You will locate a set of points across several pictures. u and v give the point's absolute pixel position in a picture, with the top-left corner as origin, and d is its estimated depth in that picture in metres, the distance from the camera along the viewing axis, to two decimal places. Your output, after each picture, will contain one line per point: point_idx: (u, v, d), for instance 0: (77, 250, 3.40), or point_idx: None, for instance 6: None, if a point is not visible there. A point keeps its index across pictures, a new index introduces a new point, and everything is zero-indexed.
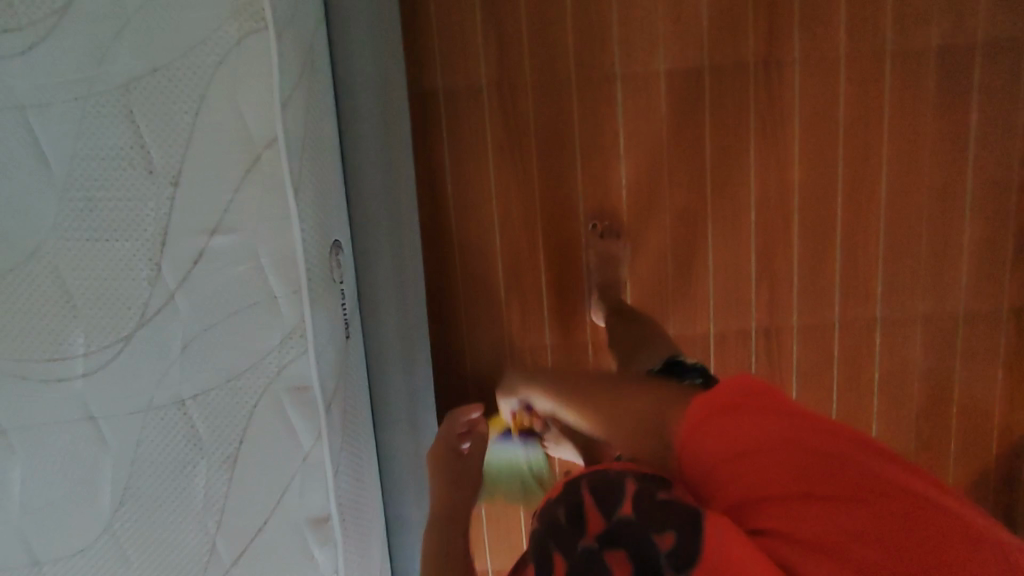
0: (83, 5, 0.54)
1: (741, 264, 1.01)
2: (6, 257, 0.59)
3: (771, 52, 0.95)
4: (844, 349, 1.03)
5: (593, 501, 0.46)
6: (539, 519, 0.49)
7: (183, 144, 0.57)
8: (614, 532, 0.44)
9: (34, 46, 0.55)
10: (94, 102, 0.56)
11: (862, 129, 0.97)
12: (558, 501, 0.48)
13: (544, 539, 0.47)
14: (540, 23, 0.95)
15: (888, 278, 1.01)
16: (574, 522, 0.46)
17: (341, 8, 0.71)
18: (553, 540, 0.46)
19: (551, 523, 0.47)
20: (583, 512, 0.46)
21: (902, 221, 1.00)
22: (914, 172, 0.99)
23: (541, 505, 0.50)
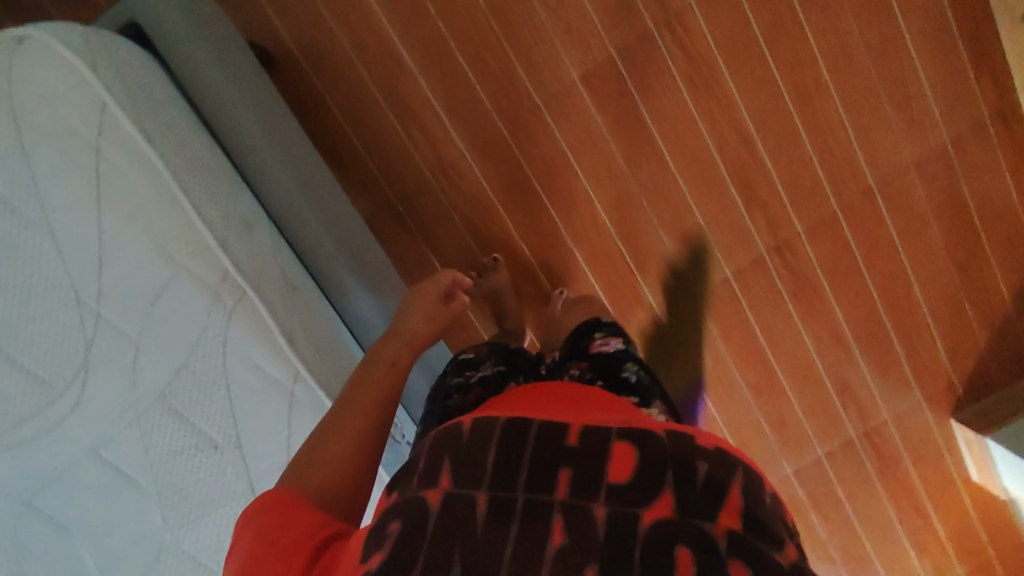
0: (96, 351, 0.60)
1: (726, 204, 1.07)
2: (137, 567, 0.65)
3: (666, 9, 0.99)
4: (856, 229, 1.10)
5: (743, 500, 0.41)
6: (670, 437, 0.43)
7: (229, 412, 0.64)
8: (747, 544, 0.39)
9: (80, 397, 0.61)
10: (145, 418, 0.62)
11: (782, 36, 1.02)
12: (703, 457, 0.43)
13: (665, 458, 0.42)
14: (448, 95, 1.01)
15: (865, 148, 1.07)
16: (708, 487, 0.41)
17: (286, 209, 0.75)
18: (673, 469, 0.41)
19: (685, 463, 0.42)
20: (727, 494, 0.41)
21: (857, 92, 1.05)
22: (849, 44, 1.03)
23: (673, 430, 0.45)
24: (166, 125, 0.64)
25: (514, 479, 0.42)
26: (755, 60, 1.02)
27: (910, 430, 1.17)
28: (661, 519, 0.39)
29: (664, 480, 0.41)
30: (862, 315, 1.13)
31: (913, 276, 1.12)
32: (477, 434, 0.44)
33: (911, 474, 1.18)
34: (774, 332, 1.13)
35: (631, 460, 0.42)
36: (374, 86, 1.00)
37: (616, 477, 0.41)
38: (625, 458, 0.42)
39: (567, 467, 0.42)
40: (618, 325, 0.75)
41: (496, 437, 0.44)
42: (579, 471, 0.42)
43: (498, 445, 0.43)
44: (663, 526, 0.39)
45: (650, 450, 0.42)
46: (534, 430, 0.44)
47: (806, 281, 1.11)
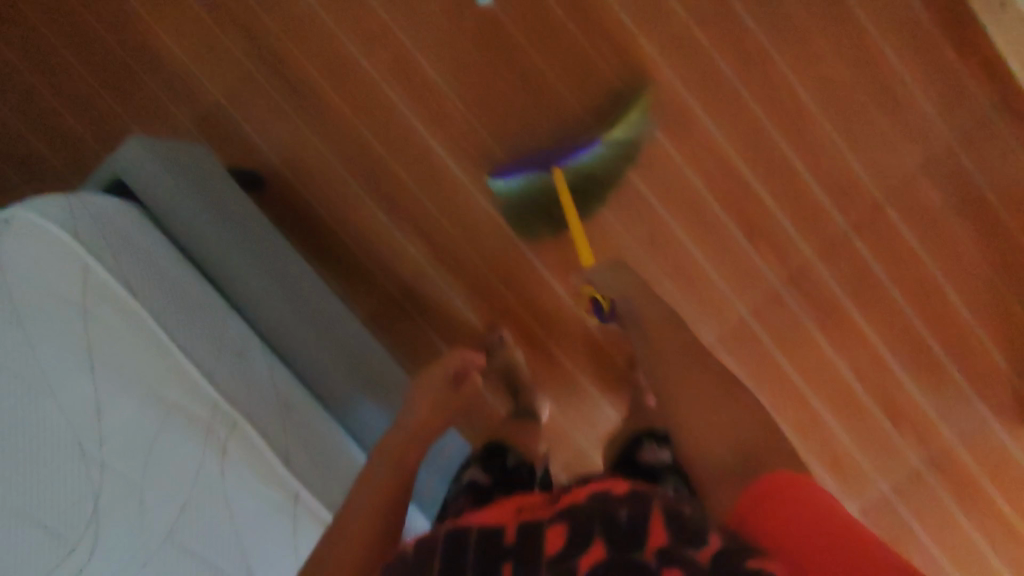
0: (103, 498, 0.61)
1: (728, 243, 1.05)
2: None
3: (631, 66, 1.01)
4: (872, 246, 1.05)
5: (664, 522, 0.42)
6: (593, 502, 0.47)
7: (235, 542, 0.64)
8: (672, 553, 0.40)
9: (91, 547, 0.61)
10: (156, 560, 0.62)
11: (754, 67, 1.01)
12: (622, 503, 0.45)
13: (591, 517, 0.45)
14: (431, 185, 1.03)
15: (865, 162, 1.03)
16: (631, 526, 0.43)
17: (277, 329, 0.78)
18: (597, 523, 0.44)
19: (606, 514, 0.45)
20: (649, 524, 0.42)
21: (844, 107, 1.02)
22: (823, 63, 1.01)
23: (598, 494, 0.48)
24: (147, 268, 0.67)
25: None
26: (731, 96, 1.01)
27: (982, 449, 1.07)
28: (596, 564, 0.41)
29: (592, 533, 0.43)
30: (900, 333, 1.06)
31: (948, 284, 1.05)
32: (420, 552, 0.47)
33: (993, 496, 1.07)
34: (806, 364, 1.07)
35: (561, 533, 0.45)
36: (360, 187, 1.04)
37: (551, 551, 0.43)
38: (557, 532, 0.45)
39: (508, 561, 0.44)
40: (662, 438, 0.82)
41: (436, 547, 0.47)
42: (519, 558, 0.44)
43: (438, 556, 0.45)
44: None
45: (575, 521, 0.45)
46: (472, 535, 0.48)
47: (830, 306, 1.06)
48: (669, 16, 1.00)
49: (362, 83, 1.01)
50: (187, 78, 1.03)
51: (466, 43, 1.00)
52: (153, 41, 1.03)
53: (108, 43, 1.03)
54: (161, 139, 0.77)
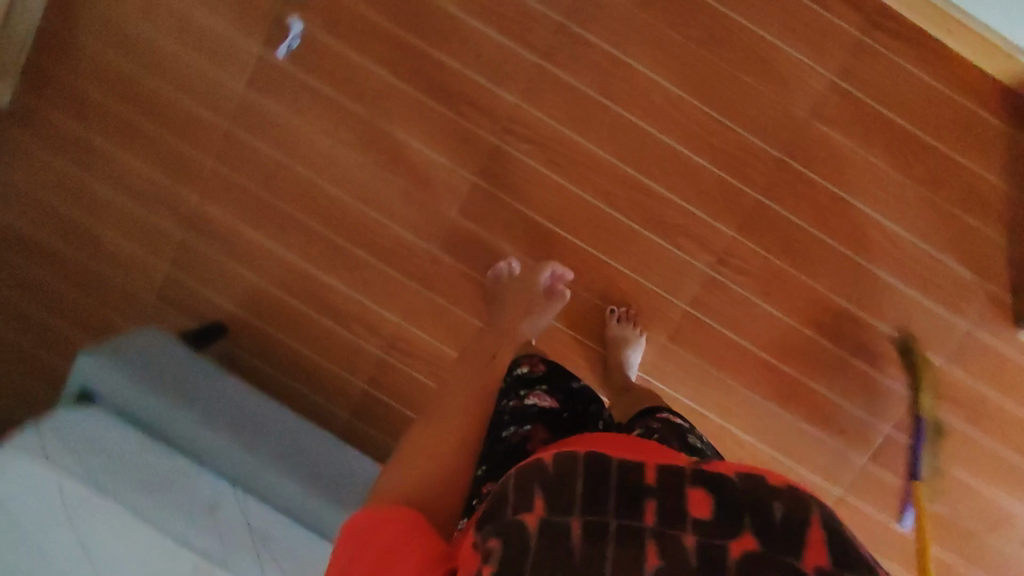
0: None
1: (647, 247, 1.08)
2: None
3: (501, 120, 1.07)
4: (787, 203, 1.05)
5: (826, 537, 0.42)
6: (743, 479, 0.47)
7: None
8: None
9: None
10: None
11: (614, 78, 1.04)
12: (779, 496, 0.45)
13: (744, 501, 0.45)
14: (364, 284, 1.12)
15: (752, 127, 1.04)
16: (788, 523, 0.43)
17: (241, 470, 0.86)
18: (749, 509, 0.44)
19: (761, 499, 0.45)
20: (808, 531, 0.43)
21: (713, 83, 1.03)
22: (678, 50, 1.03)
23: (750, 474, 0.48)
24: (111, 463, 0.78)
25: (602, 507, 0.45)
26: (602, 114, 1.05)
27: (973, 362, 1.05)
28: (745, 551, 0.42)
29: (740, 519, 0.44)
30: (849, 277, 1.05)
31: (883, 217, 1.03)
32: (564, 468, 0.48)
33: (1002, 404, 1.05)
34: (768, 336, 1.07)
35: (709, 499, 0.45)
36: (307, 307, 1.14)
37: (699, 513, 0.45)
38: (701, 496, 0.45)
39: (649, 499, 0.45)
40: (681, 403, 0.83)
41: (580, 467, 0.48)
42: (665, 509, 0.45)
43: (581, 476, 0.47)
44: (749, 558, 0.42)
45: (723, 489, 0.46)
46: (611, 467, 0.48)
47: (769, 275, 1.06)
48: (522, 65, 1.06)
49: (280, 218, 1.12)
50: (137, 260, 1.17)
51: (355, 155, 1.10)
52: (102, 240, 1.17)
53: (66, 254, 1.18)
54: (108, 347, 0.90)
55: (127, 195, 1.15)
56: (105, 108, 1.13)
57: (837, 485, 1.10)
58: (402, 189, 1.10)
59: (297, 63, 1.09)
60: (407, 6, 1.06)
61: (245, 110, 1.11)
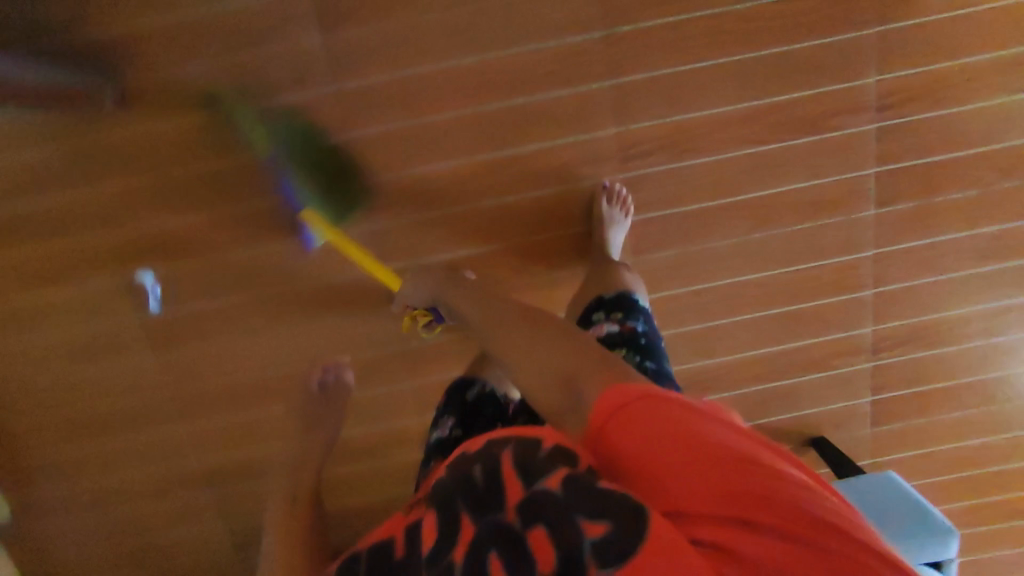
0: None
1: (557, 202, 1.04)
2: None
3: (358, 209, 1.04)
4: (640, 66, 0.97)
5: (518, 473, 0.48)
6: (450, 476, 0.52)
7: None
8: (530, 506, 0.45)
9: None
10: None
11: (414, 98, 0.98)
12: (478, 462, 0.51)
13: (451, 493, 0.50)
14: (374, 413, 1.15)
15: (559, 31, 0.95)
16: (486, 484, 0.49)
17: None
18: (458, 501, 0.49)
19: (464, 484, 0.50)
20: (502, 478, 0.48)
21: (496, 26, 0.95)
22: (445, 27, 0.95)
23: (459, 463, 0.54)
24: None
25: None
26: (430, 132, 1.00)
27: (907, 55, 0.97)
28: (466, 540, 0.46)
29: (457, 512, 0.49)
30: (740, 80, 0.98)
31: (728, 7, 0.95)
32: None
33: (962, 67, 0.96)
34: (714, 184, 1.03)
35: (435, 519, 0.50)
36: (352, 463, 1.18)
37: (431, 544, 0.49)
38: (430, 524, 0.50)
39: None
40: (620, 297, 0.91)
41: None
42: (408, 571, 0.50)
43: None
44: (466, 549, 0.46)
45: (438, 505, 0.51)
46: (360, 565, 0.53)
47: (674, 137, 1.00)
48: (333, 152, 1.01)
49: (272, 422, 1.15)
50: (201, 538, 1.21)
51: (280, 328, 1.10)
52: (166, 543, 1.22)
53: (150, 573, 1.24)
54: None
55: (149, 499, 1.19)
56: (77, 456, 1.16)
57: (866, 247, 1.07)
58: (336, 323, 1.10)
59: (174, 304, 1.09)
60: (209, 188, 1.03)
61: (171, 368, 1.12)
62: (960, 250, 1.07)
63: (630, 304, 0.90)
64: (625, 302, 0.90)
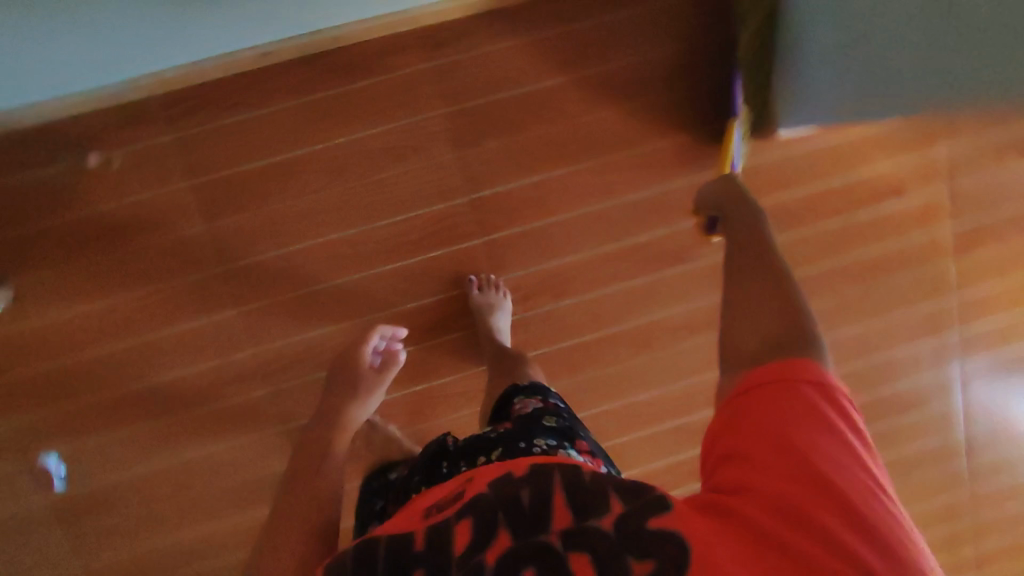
0: None
1: (448, 350, 1.07)
2: None
3: (256, 372, 1.08)
4: (507, 223, 1.04)
5: (571, 496, 0.44)
6: (492, 488, 0.48)
7: None
8: (582, 531, 0.42)
9: None
10: None
11: (298, 267, 1.04)
12: (525, 482, 0.47)
13: (493, 506, 0.46)
14: None
15: (427, 200, 1.03)
16: (534, 505, 0.45)
17: None
18: (501, 513, 0.45)
19: (510, 498, 0.46)
20: (553, 501, 0.44)
21: (369, 199, 1.03)
22: (320, 204, 1.02)
23: (499, 480, 0.49)
24: None
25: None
26: (322, 298, 1.05)
27: (749, 191, 1.05)
28: (504, 557, 0.43)
29: (495, 525, 0.44)
30: (601, 226, 1.05)
31: (579, 164, 1.04)
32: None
33: (799, 196, 1.06)
34: (592, 319, 1.08)
35: (467, 526, 0.45)
36: None
37: (461, 547, 0.45)
38: (460, 528, 0.45)
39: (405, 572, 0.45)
40: (537, 384, 0.84)
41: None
42: (427, 568, 0.45)
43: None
44: (504, 568, 0.42)
45: (475, 511, 0.46)
46: (367, 554, 0.47)
47: (548, 280, 1.06)
48: (228, 324, 1.06)
49: None
50: None
51: (189, 494, 1.11)
52: None
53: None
54: None
55: None
56: None
57: None
58: (244, 482, 1.12)
59: (79, 481, 1.09)
60: (106, 367, 1.06)
61: (79, 546, 1.11)
62: (838, 353, 1.11)
63: (551, 390, 0.82)
64: (545, 391, 0.82)
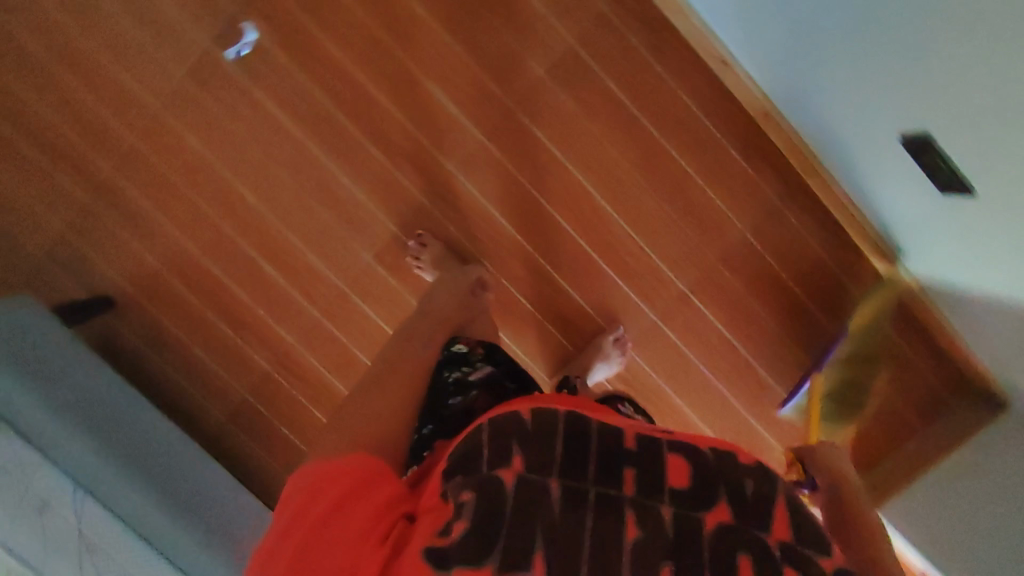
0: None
1: (544, 337, 1.11)
2: None
3: (433, 182, 1.09)
4: (679, 330, 1.10)
5: (788, 514, 0.52)
6: (716, 455, 0.55)
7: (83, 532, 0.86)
8: (794, 552, 0.50)
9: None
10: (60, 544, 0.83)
11: (545, 175, 1.07)
12: (749, 475, 0.54)
13: (715, 473, 0.53)
14: (264, 296, 1.15)
15: (662, 254, 1.08)
16: (756, 497, 0.52)
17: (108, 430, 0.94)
18: (725, 484, 0.52)
19: (735, 479, 0.53)
20: (771, 510, 0.52)
21: (636, 207, 1.07)
22: (609, 166, 1.06)
23: (721, 451, 0.55)
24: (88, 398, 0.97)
25: (584, 473, 0.52)
26: (532, 211, 1.08)
27: None
28: (721, 522, 0.51)
29: (718, 494, 0.52)
30: (714, 411, 1.12)
31: (758, 365, 1.10)
32: (544, 428, 0.54)
33: None
34: None
35: (688, 472, 0.53)
36: (205, 307, 1.17)
37: (676, 483, 0.52)
38: (681, 469, 0.53)
39: (630, 467, 0.52)
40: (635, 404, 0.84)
41: (560, 428, 0.54)
42: (642, 475, 0.52)
43: (563, 437, 0.53)
44: (721, 528, 0.50)
45: (697, 461, 0.53)
46: (591, 428, 0.55)
47: (645, 389, 1.12)
48: (463, 136, 1.07)
49: (194, 213, 1.14)
50: (35, 214, 1.14)
51: (282, 172, 1.11)
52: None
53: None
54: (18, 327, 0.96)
55: (36, 146, 1.12)
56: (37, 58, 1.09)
57: None
58: (325, 218, 1.12)
59: (244, 68, 1.08)
60: (366, 45, 1.06)
61: (180, 98, 1.10)
62: None
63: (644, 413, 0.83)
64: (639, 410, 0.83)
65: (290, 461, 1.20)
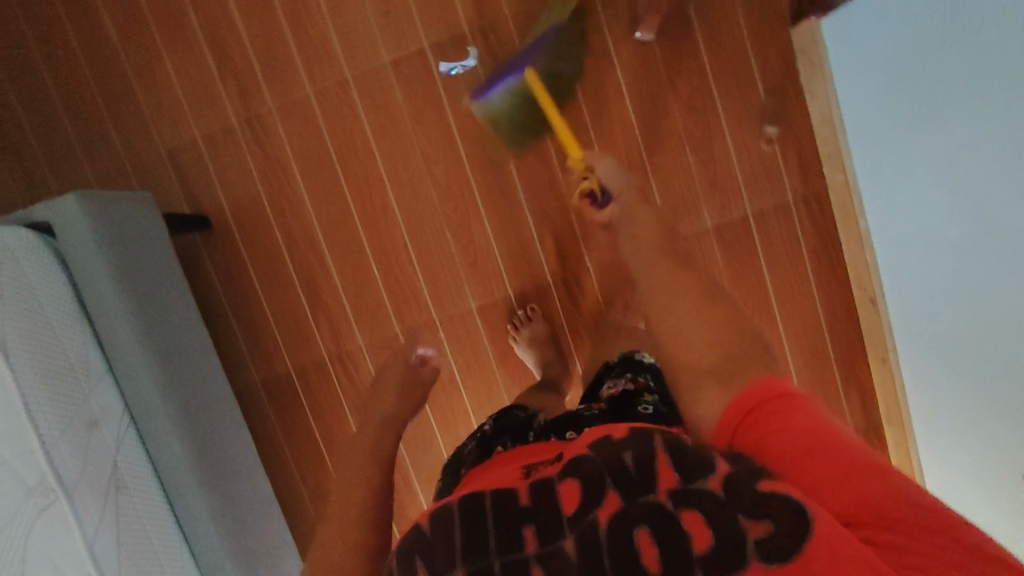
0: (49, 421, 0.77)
1: None
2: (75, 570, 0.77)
3: (565, 268, 1.11)
4: None
5: (670, 458, 0.48)
6: (595, 450, 0.52)
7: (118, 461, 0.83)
8: (683, 495, 0.46)
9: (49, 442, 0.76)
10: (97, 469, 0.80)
11: None
12: (625, 447, 0.51)
13: (597, 468, 0.50)
14: (355, 291, 1.14)
15: None
16: (637, 467, 0.49)
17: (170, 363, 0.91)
18: (609, 474, 0.50)
19: (613, 463, 0.50)
20: (655, 465, 0.49)
21: None
22: None
23: (598, 440, 0.53)
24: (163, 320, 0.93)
25: (486, 547, 0.51)
26: None
27: None
28: (614, 514, 0.48)
29: (604, 486, 0.49)
30: None
31: None
32: (441, 521, 0.53)
33: None
34: None
35: (576, 486, 0.50)
36: (294, 274, 1.14)
37: (568, 505, 0.50)
38: (571, 487, 0.51)
39: (528, 525, 0.51)
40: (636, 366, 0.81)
41: (457, 515, 0.53)
42: (540, 522, 0.50)
43: (461, 525, 0.52)
44: (615, 520, 0.48)
45: (584, 472, 0.51)
46: (484, 498, 0.54)
47: None
48: None
49: (329, 183, 1.12)
50: (179, 115, 1.11)
51: (433, 192, 1.12)
52: (159, 70, 1.10)
53: (115, 47, 1.10)
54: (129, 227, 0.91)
55: (215, 52, 1.10)
56: None
57: None
58: (451, 252, 1.12)
59: (447, 88, 1.10)
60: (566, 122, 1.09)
61: (375, 84, 1.10)
62: None
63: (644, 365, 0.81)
64: (642, 369, 0.80)
65: (299, 449, 1.17)
